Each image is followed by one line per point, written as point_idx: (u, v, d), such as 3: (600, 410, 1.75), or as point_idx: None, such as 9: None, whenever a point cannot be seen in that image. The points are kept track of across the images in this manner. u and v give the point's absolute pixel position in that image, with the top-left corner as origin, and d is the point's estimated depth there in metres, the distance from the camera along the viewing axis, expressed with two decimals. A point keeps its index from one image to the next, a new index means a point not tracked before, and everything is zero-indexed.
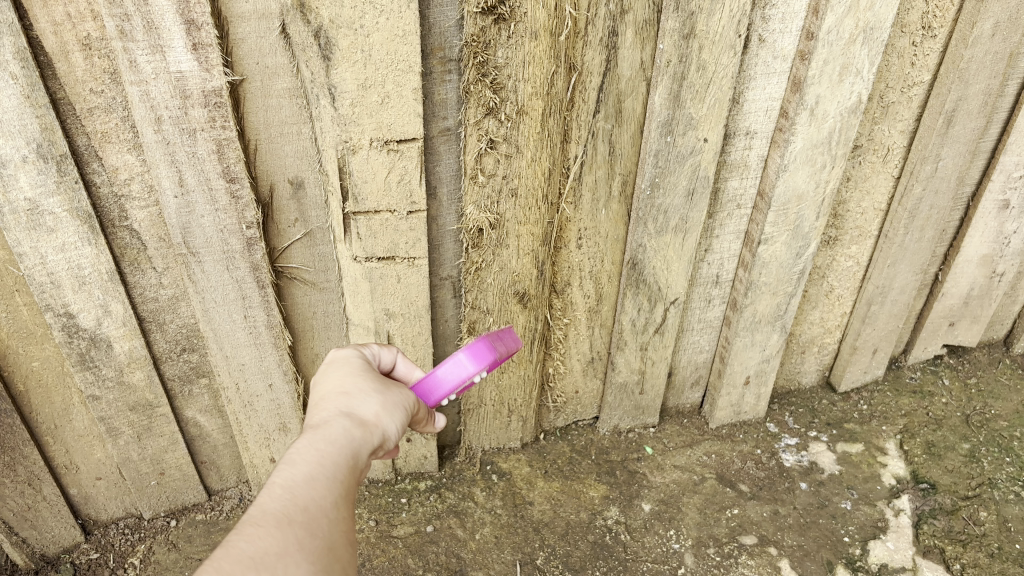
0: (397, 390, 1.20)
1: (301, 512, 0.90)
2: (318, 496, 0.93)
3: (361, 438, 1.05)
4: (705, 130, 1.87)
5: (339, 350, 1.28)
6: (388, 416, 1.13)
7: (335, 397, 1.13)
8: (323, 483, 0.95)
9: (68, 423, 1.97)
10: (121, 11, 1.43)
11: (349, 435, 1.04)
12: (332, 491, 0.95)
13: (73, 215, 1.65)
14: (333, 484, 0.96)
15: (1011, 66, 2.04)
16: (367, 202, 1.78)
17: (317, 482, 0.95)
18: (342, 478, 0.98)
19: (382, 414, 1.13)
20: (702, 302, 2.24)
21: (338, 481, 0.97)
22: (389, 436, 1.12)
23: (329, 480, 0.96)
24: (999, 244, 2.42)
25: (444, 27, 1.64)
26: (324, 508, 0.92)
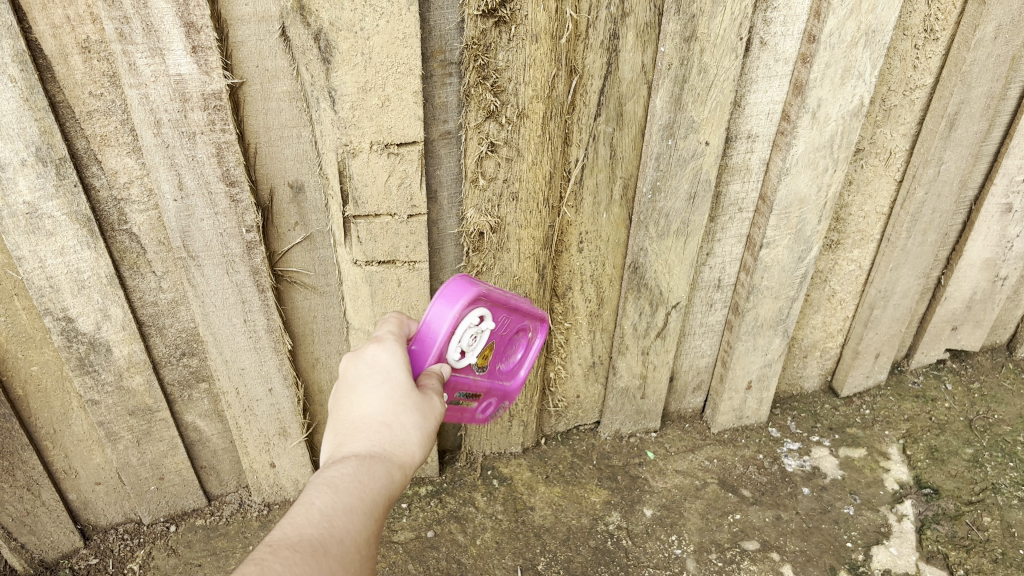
0: (435, 406, 1.19)
1: (337, 547, 0.91)
2: (353, 530, 0.95)
3: (398, 474, 1.06)
4: (707, 133, 1.86)
5: (385, 347, 1.24)
6: (423, 443, 1.13)
7: (374, 417, 1.11)
8: (360, 521, 0.96)
9: (67, 427, 1.96)
10: (120, 13, 1.43)
11: (388, 471, 1.05)
12: (366, 529, 0.97)
13: (73, 218, 1.65)
14: (368, 521, 0.98)
15: (1014, 69, 2.03)
16: (367, 206, 1.77)
17: (353, 515, 0.96)
18: (375, 514, 0.99)
19: (420, 441, 1.12)
20: (703, 306, 2.23)
21: (373, 519, 0.98)
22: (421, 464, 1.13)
23: (366, 516, 0.97)
24: (1002, 248, 2.41)
25: (444, 30, 1.64)
26: (358, 546, 0.94)
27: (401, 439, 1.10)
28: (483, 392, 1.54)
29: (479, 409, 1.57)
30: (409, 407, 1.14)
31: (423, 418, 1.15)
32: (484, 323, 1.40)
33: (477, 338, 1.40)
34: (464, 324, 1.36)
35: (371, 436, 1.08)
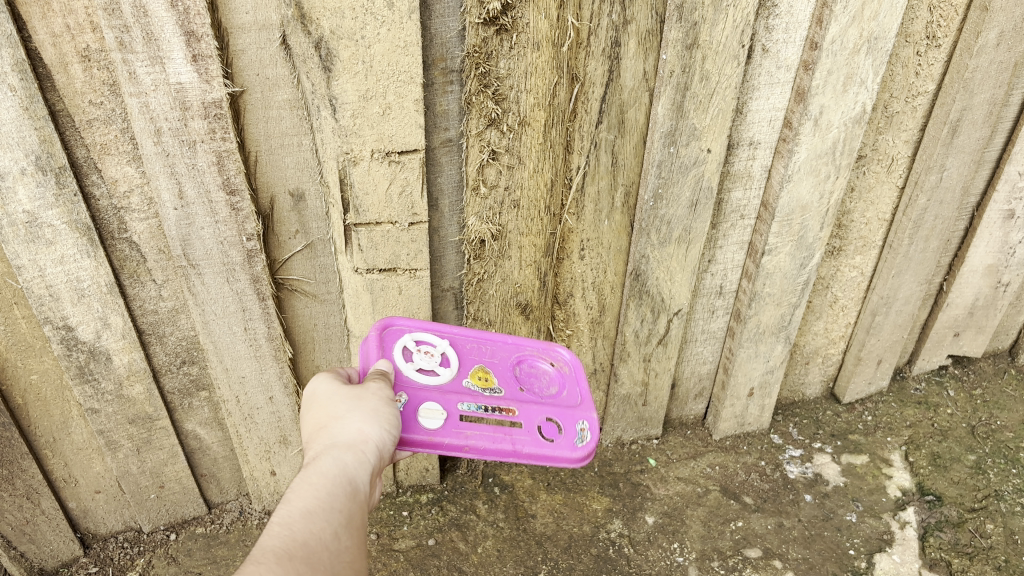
0: (376, 398, 1.30)
1: (300, 547, 1.00)
2: (315, 529, 1.03)
3: (354, 466, 1.16)
4: (709, 140, 1.86)
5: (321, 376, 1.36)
6: (375, 429, 1.23)
7: (321, 431, 1.22)
8: (321, 518, 1.05)
9: (67, 436, 1.95)
10: (120, 22, 1.42)
11: (342, 467, 1.14)
12: (330, 523, 1.06)
13: (72, 227, 1.64)
14: (330, 515, 1.06)
15: (1016, 75, 2.03)
16: (368, 214, 1.76)
17: (313, 515, 1.05)
18: (338, 507, 1.08)
19: (369, 429, 1.22)
20: (705, 313, 2.23)
21: (336, 513, 1.07)
22: (383, 450, 1.23)
23: (326, 514, 1.06)
24: (1004, 254, 2.41)
25: (445, 38, 1.62)
26: (323, 541, 1.03)
27: (349, 436, 1.20)
28: (508, 405, 1.56)
29: (528, 423, 1.54)
30: (348, 408, 1.25)
31: (367, 412, 1.25)
32: (426, 342, 1.60)
33: (429, 354, 1.58)
34: (399, 349, 1.57)
35: (321, 446, 1.18)
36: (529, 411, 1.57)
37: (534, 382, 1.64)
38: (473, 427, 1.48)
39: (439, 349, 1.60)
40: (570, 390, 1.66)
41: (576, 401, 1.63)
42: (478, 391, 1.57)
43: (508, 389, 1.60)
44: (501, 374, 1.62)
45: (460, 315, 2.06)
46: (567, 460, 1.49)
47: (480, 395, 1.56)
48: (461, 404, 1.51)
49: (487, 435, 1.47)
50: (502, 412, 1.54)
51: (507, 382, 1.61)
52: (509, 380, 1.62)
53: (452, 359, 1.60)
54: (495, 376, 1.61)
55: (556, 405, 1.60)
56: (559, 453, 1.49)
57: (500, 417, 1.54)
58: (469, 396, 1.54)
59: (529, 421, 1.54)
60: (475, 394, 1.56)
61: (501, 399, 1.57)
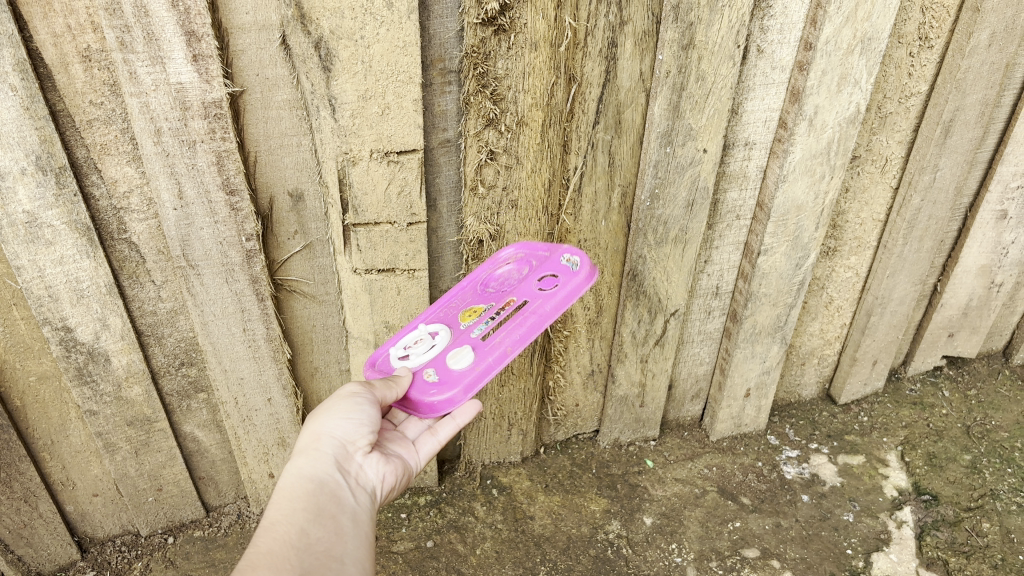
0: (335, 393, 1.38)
1: (268, 554, 1.02)
2: (281, 534, 1.06)
3: (314, 464, 1.25)
4: (705, 140, 1.87)
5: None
6: (331, 424, 1.32)
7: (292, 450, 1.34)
8: (284, 520, 1.10)
9: (64, 439, 1.95)
10: (121, 22, 1.43)
11: (304, 473, 1.23)
12: (295, 523, 1.10)
13: (72, 227, 1.64)
14: (294, 518, 1.11)
15: (1007, 76, 2.06)
16: (367, 214, 1.77)
17: (277, 524, 1.08)
18: (301, 508, 1.14)
19: (323, 426, 1.32)
20: (702, 313, 2.24)
21: (299, 513, 1.13)
22: (345, 441, 1.32)
23: (290, 518, 1.11)
24: (997, 255, 2.43)
25: (444, 38, 1.65)
26: (290, 541, 1.06)
27: (306, 442, 1.30)
28: (505, 305, 1.66)
29: (518, 291, 1.68)
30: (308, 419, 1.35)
31: (323, 412, 1.34)
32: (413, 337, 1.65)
33: (420, 339, 1.62)
34: (395, 360, 1.61)
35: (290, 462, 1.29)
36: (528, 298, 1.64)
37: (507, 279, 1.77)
38: (501, 333, 1.56)
39: (423, 332, 1.65)
40: (535, 256, 1.79)
41: (551, 256, 1.74)
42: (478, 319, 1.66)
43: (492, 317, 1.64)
44: (483, 301, 1.72)
45: None
46: (574, 279, 1.60)
47: (483, 319, 1.65)
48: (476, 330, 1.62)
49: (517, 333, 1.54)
50: (505, 312, 1.64)
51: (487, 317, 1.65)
52: (489, 297, 1.73)
53: (439, 328, 1.65)
54: (481, 310, 1.69)
55: (554, 273, 1.67)
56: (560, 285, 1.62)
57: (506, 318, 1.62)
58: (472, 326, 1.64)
59: (531, 295, 1.64)
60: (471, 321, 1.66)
61: (497, 308, 1.67)
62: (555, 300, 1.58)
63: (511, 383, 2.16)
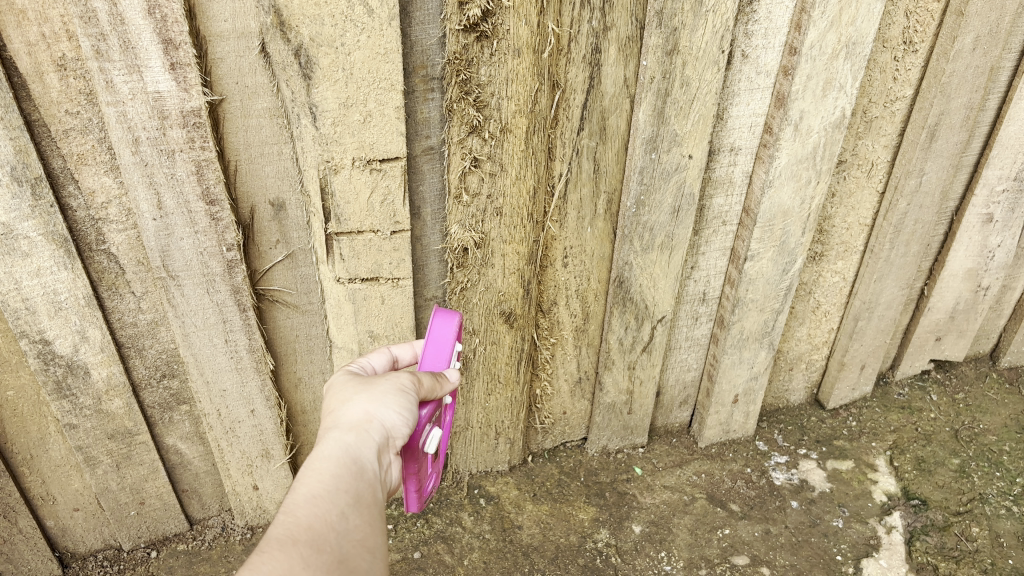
0: (392, 377, 1.21)
1: (306, 531, 0.92)
2: (320, 512, 0.95)
3: (359, 446, 1.07)
4: (690, 146, 1.87)
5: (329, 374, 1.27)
6: (384, 409, 1.14)
7: (324, 418, 1.13)
8: (326, 499, 0.97)
9: (44, 453, 1.91)
10: (97, 30, 1.41)
11: (348, 451, 1.05)
12: (337, 502, 0.98)
13: (48, 238, 1.61)
14: (335, 497, 0.98)
15: (991, 80, 2.06)
16: (349, 222, 1.75)
17: (318, 499, 0.96)
18: (344, 487, 1.00)
19: (376, 409, 1.13)
20: (689, 319, 2.23)
21: (342, 493, 0.99)
22: (392, 432, 1.13)
23: (332, 495, 0.98)
24: (984, 258, 2.43)
25: (426, 45, 1.63)
26: (328, 522, 0.94)
27: (353, 418, 1.11)
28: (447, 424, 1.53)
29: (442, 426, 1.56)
30: (356, 392, 1.16)
31: (376, 393, 1.16)
32: None
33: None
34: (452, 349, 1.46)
35: (326, 432, 1.09)
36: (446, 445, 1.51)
37: None
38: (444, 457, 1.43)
39: None
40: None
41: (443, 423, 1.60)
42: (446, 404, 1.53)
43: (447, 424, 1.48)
44: None
45: None
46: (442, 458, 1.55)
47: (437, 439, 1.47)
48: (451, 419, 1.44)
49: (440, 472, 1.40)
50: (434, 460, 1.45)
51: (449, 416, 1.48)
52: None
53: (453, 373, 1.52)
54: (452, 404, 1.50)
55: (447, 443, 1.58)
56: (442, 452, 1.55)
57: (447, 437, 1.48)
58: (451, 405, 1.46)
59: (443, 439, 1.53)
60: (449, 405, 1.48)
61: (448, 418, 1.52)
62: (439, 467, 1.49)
63: (497, 392, 2.15)
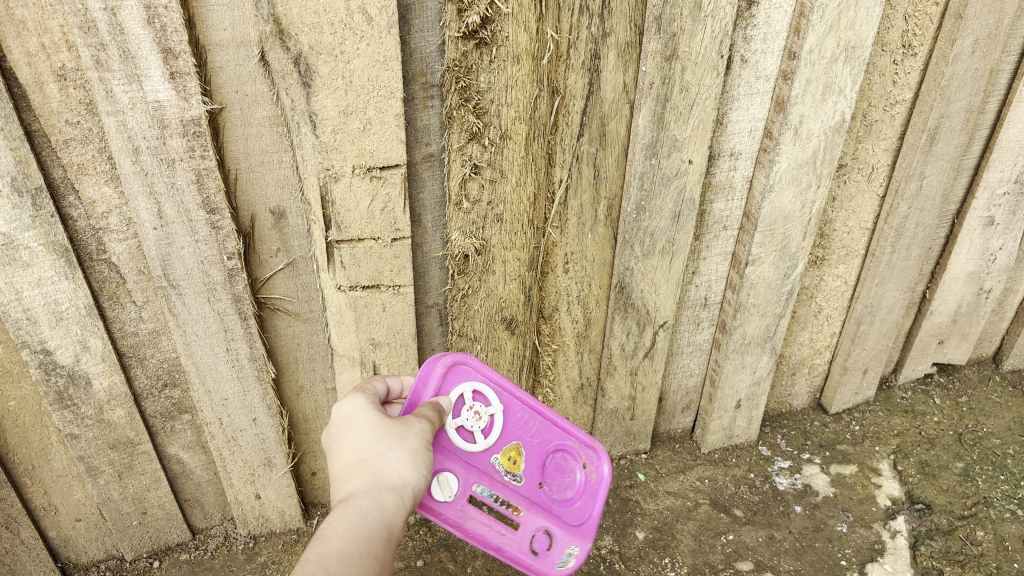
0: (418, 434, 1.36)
1: None
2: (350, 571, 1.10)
3: (390, 510, 1.22)
4: (689, 151, 1.87)
5: (348, 404, 1.37)
6: (416, 472, 1.29)
7: (355, 466, 1.27)
8: (359, 558, 1.13)
9: (46, 463, 1.91)
10: (96, 40, 1.41)
11: (379, 515, 1.20)
12: (366, 559, 1.14)
13: (49, 249, 1.61)
14: (364, 561, 1.14)
15: (991, 83, 2.06)
16: (350, 230, 1.74)
17: (351, 558, 1.12)
18: (373, 554, 1.15)
19: (409, 472, 1.28)
20: (690, 325, 2.23)
21: (370, 559, 1.14)
22: (417, 492, 1.29)
23: (361, 556, 1.14)
24: (986, 262, 2.43)
25: (425, 52, 1.63)
26: None
27: (388, 476, 1.26)
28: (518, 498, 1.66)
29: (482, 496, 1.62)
30: (390, 448, 1.29)
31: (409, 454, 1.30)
32: (481, 398, 1.59)
33: (479, 418, 1.59)
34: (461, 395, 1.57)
35: (358, 484, 1.24)
36: (562, 538, 1.69)
37: (556, 472, 1.70)
38: (572, 504, 1.70)
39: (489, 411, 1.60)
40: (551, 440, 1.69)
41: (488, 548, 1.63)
42: (501, 472, 1.64)
43: (527, 480, 1.67)
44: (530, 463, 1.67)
45: (445, 330, 2.04)
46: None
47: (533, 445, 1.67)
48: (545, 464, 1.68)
49: (598, 512, 1.71)
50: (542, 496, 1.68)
51: (530, 473, 1.67)
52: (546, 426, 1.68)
53: (495, 430, 1.62)
54: (524, 460, 1.66)
55: (520, 552, 1.64)
56: (536, 569, 1.65)
57: (541, 495, 1.68)
58: (543, 452, 1.68)
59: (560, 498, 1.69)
60: (529, 449, 1.66)
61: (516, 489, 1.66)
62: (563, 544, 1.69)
63: None
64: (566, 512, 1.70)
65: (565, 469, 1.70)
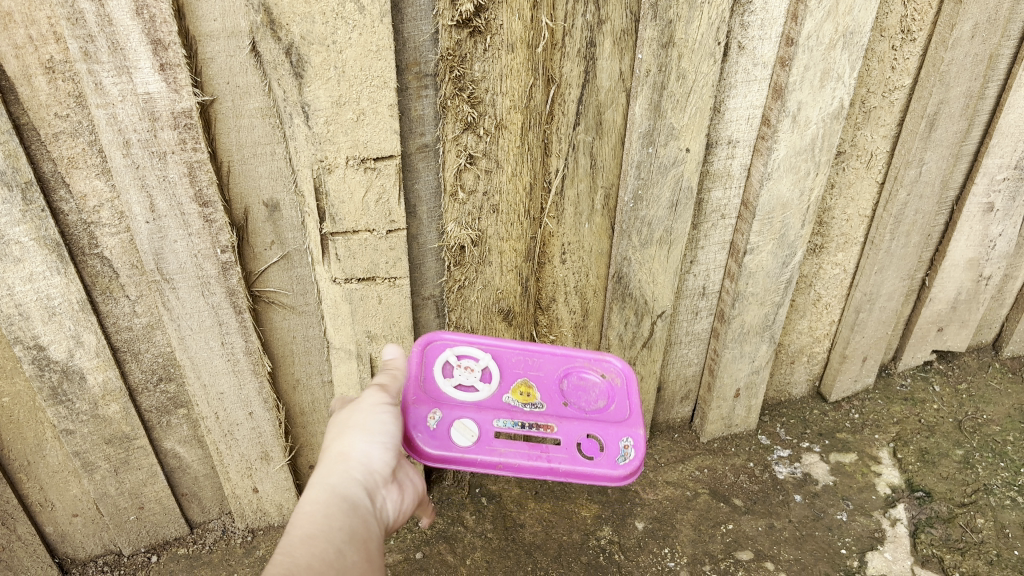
0: (363, 407, 1.28)
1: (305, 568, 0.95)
2: (316, 550, 0.98)
3: (347, 483, 1.13)
4: (687, 139, 1.85)
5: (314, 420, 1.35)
6: (364, 444, 1.21)
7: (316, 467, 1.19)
8: (324, 533, 1.02)
9: (41, 459, 1.90)
10: (85, 32, 1.39)
11: (342, 489, 1.11)
12: (332, 534, 1.03)
13: (40, 243, 1.60)
14: (331, 535, 1.02)
15: (991, 68, 2.04)
16: (344, 222, 1.73)
17: (314, 537, 1.00)
18: (338, 523, 1.05)
19: (356, 444, 1.20)
20: (689, 314, 2.22)
21: (338, 532, 1.03)
22: (377, 461, 1.20)
23: (327, 530, 1.02)
24: (985, 248, 2.42)
25: (419, 41, 1.60)
26: (327, 560, 0.98)
27: (339, 456, 1.17)
28: (548, 421, 1.57)
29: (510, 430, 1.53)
30: (337, 433, 1.23)
31: (357, 424, 1.23)
32: (467, 354, 1.61)
33: (471, 367, 1.59)
34: (445, 359, 1.59)
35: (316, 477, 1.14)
36: (611, 437, 1.57)
37: (575, 391, 1.63)
38: (607, 410, 1.62)
39: (481, 359, 1.61)
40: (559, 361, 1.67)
41: (543, 474, 1.50)
42: (519, 405, 1.58)
43: (550, 404, 1.59)
44: (548, 387, 1.62)
45: (441, 323, 2.03)
46: (607, 480, 1.51)
47: (542, 373, 1.64)
48: (563, 382, 1.63)
49: (637, 404, 1.62)
50: (575, 412, 1.60)
51: (551, 396, 1.60)
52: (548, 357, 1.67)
53: (495, 372, 1.61)
54: (538, 389, 1.61)
55: (574, 461, 1.51)
56: (599, 472, 1.51)
57: (572, 411, 1.60)
58: (554, 375, 1.63)
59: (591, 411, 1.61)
60: (539, 377, 1.63)
61: (543, 415, 1.58)
62: (610, 444, 1.56)
63: None
64: (607, 416, 1.61)
65: (588, 385, 1.64)
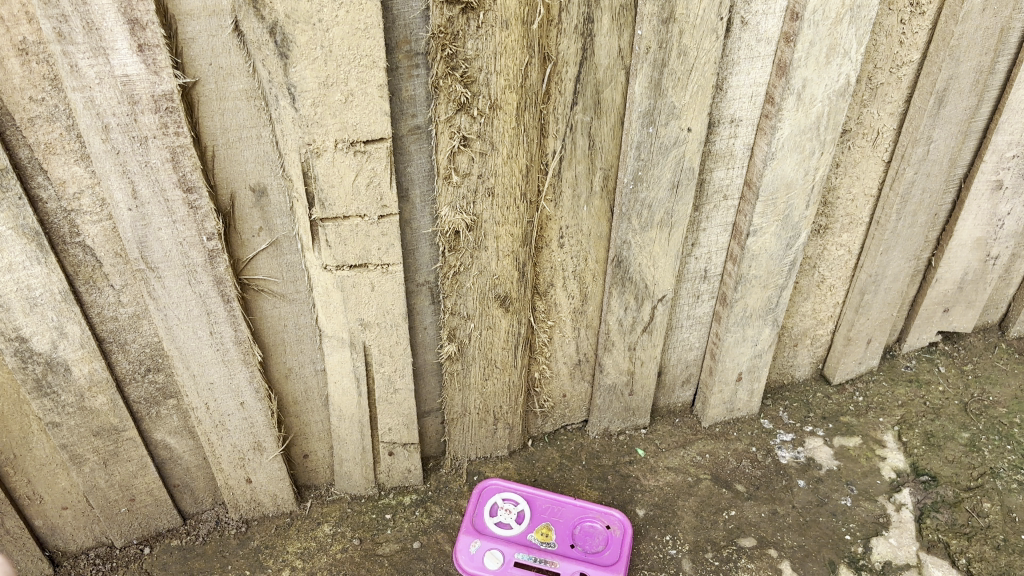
0: None
1: None
2: None
3: None
4: (688, 119, 1.79)
5: None
6: None
7: None
8: None
9: (28, 452, 1.86)
10: (58, 11, 1.32)
11: None
12: None
13: (18, 232, 1.54)
14: None
15: (1002, 42, 1.97)
16: (335, 207, 1.67)
17: None
18: None
19: None
20: (690, 298, 2.17)
21: None
22: None
23: None
24: (993, 227, 2.36)
25: (409, 19, 1.54)
26: None
27: None
28: (554, 558, 1.97)
29: (525, 561, 1.97)
30: None
31: None
32: (510, 500, 2.09)
33: (510, 509, 2.07)
34: (494, 500, 2.09)
35: None
36: None
37: (583, 541, 2.02)
38: (604, 556, 1.99)
39: (518, 506, 2.08)
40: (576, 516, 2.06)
41: None
42: (538, 543, 2.01)
43: (561, 544, 2.01)
44: (563, 531, 2.03)
45: (437, 309, 1.98)
46: None
47: (561, 527, 2.04)
48: (575, 528, 2.04)
49: (625, 554, 1.98)
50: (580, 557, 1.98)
51: (564, 540, 2.02)
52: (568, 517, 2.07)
53: (526, 516, 2.06)
54: (555, 531, 2.04)
55: None
56: None
57: (576, 553, 1.98)
58: (570, 523, 2.05)
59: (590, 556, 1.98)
60: (559, 521, 2.06)
61: (553, 553, 1.98)
62: None
63: (495, 377, 2.11)
64: (602, 560, 1.97)
65: (594, 537, 2.02)
